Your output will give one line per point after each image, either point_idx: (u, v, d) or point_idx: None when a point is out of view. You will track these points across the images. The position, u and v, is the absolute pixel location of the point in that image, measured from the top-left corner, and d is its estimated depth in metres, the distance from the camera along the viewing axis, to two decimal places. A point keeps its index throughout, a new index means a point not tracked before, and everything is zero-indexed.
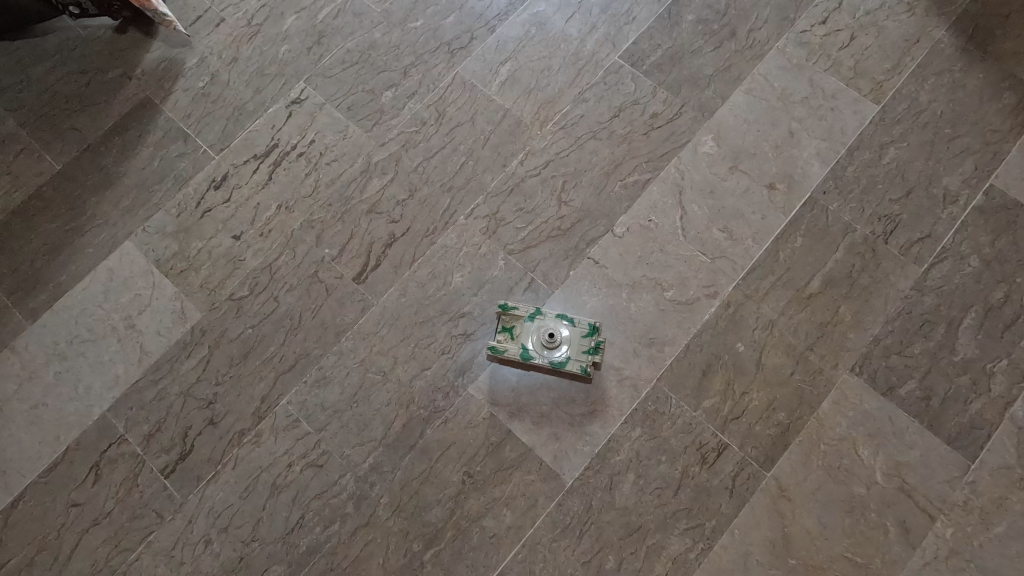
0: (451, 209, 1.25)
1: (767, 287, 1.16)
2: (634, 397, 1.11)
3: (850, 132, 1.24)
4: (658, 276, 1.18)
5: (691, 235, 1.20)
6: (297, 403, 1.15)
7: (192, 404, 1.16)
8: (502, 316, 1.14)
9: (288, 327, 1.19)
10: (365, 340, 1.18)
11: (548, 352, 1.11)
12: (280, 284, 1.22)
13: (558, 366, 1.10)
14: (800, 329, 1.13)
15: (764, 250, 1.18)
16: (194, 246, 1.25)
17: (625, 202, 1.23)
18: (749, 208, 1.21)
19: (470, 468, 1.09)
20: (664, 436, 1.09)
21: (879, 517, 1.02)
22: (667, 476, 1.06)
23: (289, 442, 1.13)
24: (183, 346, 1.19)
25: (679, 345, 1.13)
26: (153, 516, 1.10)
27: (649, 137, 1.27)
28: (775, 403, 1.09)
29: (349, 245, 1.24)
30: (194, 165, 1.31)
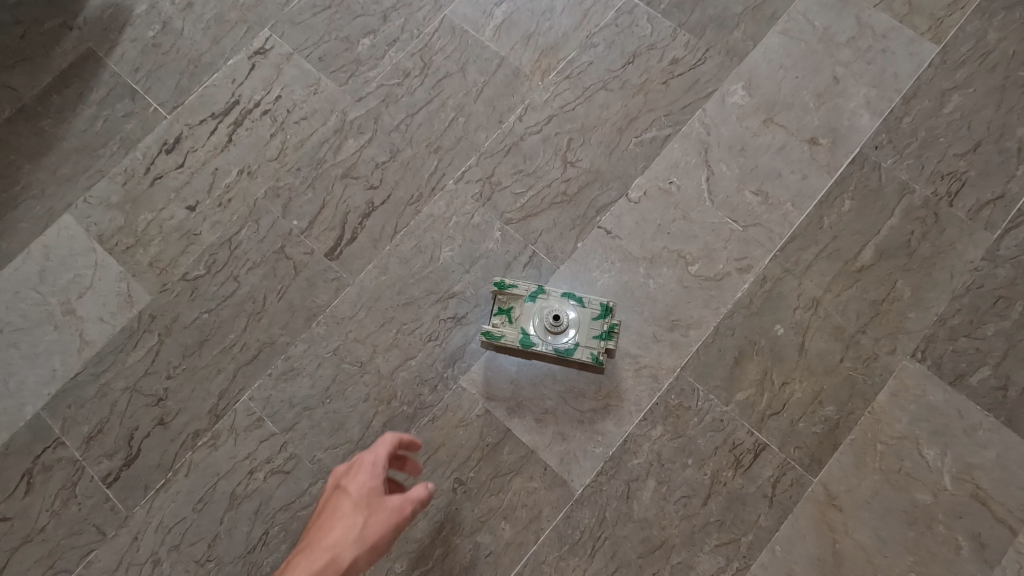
0: (439, 173, 1.08)
1: (809, 259, 0.98)
2: (653, 389, 0.94)
3: (906, 77, 1.06)
4: (681, 248, 1.00)
5: (719, 199, 1.02)
6: (261, 399, 0.99)
7: (139, 401, 1.00)
8: (498, 296, 0.97)
9: (250, 312, 1.03)
10: (339, 325, 1.01)
11: (552, 339, 0.94)
12: (241, 262, 1.05)
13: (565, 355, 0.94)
14: (849, 308, 0.96)
15: (805, 215, 1.00)
16: (143, 219, 1.09)
17: (641, 162, 1.05)
18: (786, 167, 1.03)
19: (462, 475, 0.93)
20: (690, 435, 0.92)
21: (949, 531, 0.86)
22: (694, 483, 0.90)
23: (251, 444, 0.97)
24: (129, 334, 1.03)
25: (706, 328, 0.96)
26: (94, 531, 0.94)
27: (669, 87, 1.09)
28: (822, 395, 0.92)
29: (321, 216, 1.07)
30: (143, 126, 1.14)
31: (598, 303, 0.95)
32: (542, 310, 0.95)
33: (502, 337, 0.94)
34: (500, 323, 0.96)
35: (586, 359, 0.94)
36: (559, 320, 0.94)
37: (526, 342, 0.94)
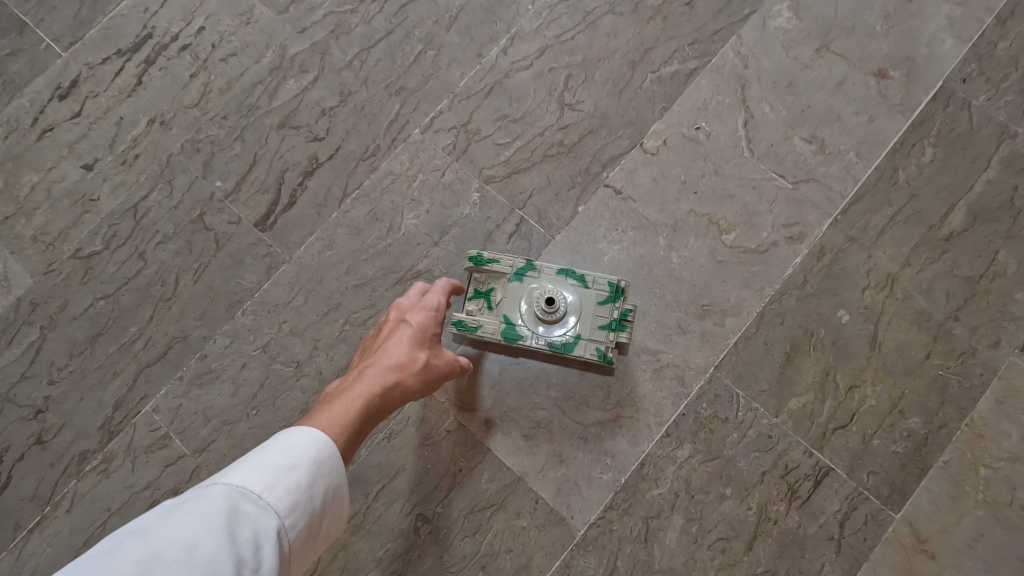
0: (402, 120, 0.85)
1: (881, 224, 0.75)
2: (679, 396, 0.71)
3: None
4: (712, 211, 0.78)
5: (761, 148, 0.79)
6: (168, 410, 0.76)
7: (13, 414, 0.77)
8: (473, 275, 0.73)
9: (158, 298, 0.80)
10: (271, 315, 0.78)
11: (545, 331, 0.71)
12: (148, 235, 0.82)
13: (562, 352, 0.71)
14: (935, 288, 0.73)
15: (873, 169, 0.77)
16: (27, 182, 0.86)
17: (660, 103, 0.82)
18: (847, 107, 0.80)
19: (427, 509, 0.71)
20: (728, 458, 0.69)
21: None
22: (734, 521, 0.68)
23: (155, 470, 0.74)
24: (4, 327, 0.80)
25: (747, 315, 0.73)
26: None
27: (694, 8, 0.85)
28: (902, 403, 0.70)
29: (251, 175, 0.84)
30: (29, 66, 0.90)
31: (605, 282, 0.72)
32: (531, 292, 0.72)
33: (478, 329, 0.72)
34: (476, 310, 0.73)
35: (590, 356, 0.71)
36: (553, 305, 0.71)
37: (510, 335, 0.72)
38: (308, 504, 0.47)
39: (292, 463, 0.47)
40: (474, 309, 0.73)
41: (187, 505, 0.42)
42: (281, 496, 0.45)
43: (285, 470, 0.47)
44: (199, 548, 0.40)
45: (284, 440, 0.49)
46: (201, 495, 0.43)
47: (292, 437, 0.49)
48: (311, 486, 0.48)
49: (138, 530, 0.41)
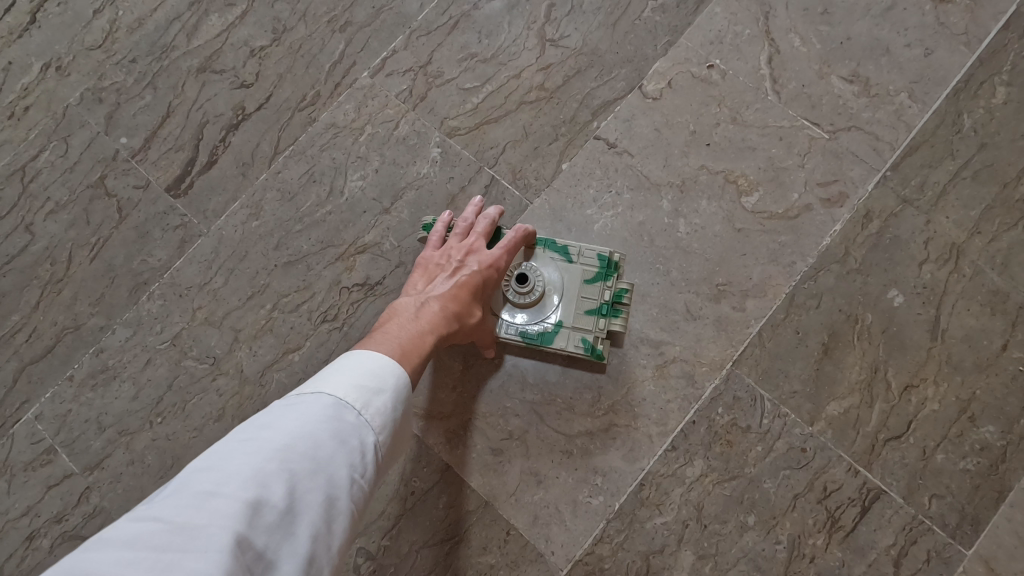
0: (347, 61, 0.69)
1: (942, 181, 0.60)
2: (688, 398, 0.57)
3: None
4: (729, 168, 0.62)
5: (790, 89, 0.64)
6: (53, 418, 0.61)
7: None
8: None
9: (46, 279, 0.65)
10: (184, 299, 0.64)
11: (519, 319, 0.57)
12: (36, 203, 0.67)
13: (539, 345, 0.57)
14: (1012, 261, 0.58)
15: (931, 113, 0.62)
16: None
17: (664, 36, 0.66)
18: (898, 37, 0.64)
19: (369, 542, 0.56)
20: (750, 477, 0.55)
21: None
22: (758, 557, 0.53)
23: (35, 492, 0.60)
24: None
25: (774, 297, 0.58)
26: None
27: None
28: (973, 407, 0.55)
29: (164, 129, 0.69)
30: None
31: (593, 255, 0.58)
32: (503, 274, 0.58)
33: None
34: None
35: (577, 349, 0.56)
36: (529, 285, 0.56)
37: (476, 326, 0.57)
38: (399, 424, 0.40)
39: (378, 387, 0.39)
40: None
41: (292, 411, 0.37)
42: (375, 416, 0.38)
43: (379, 388, 0.39)
44: (324, 450, 0.36)
45: (371, 363, 0.40)
46: (304, 398, 0.38)
47: (378, 356, 0.41)
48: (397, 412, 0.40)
49: (261, 423, 0.37)
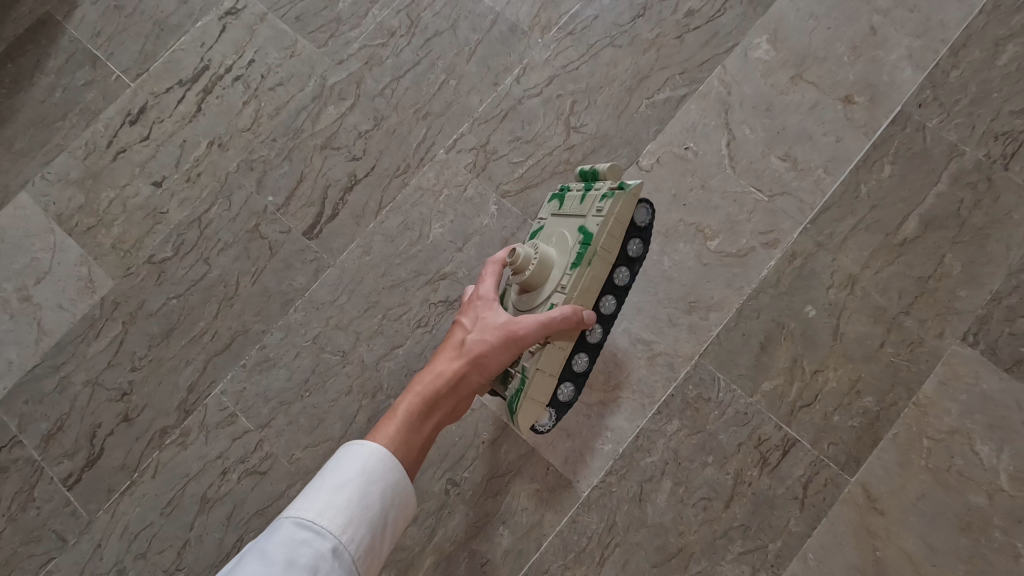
0: (428, 141, 0.97)
1: (845, 231, 0.87)
2: (669, 379, 0.84)
3: (954, 24, 0.93)
4: (699, 221, 0.89)
5: (742, 165, 0.91)
6: (233, 392, 0.89)
7: (101, 396, 0.91)
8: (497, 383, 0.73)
9: (221, 297, 0.93)
10: (320, 311, 0.92)
11: (563, 262, 0.71)
12: (211, 243, 0.96)
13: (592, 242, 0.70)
14: (891, 286, 0.84)
15: (839, 183, 0.89)
16: (105, 197, 0.99)
17: (654, 125, 0.94)
18: (818, 128, 0.91)
19: (455, 475, 0.84)
20: (710, 431, 0.82)
21: (1009, 538, 0.75)
22: (715, 484, 0.80)
23: (224, 443, 0.88)
24: (91, 323, 0.94)
25: (729, 311, 0.86)
26: (53, 539, 0.86)
27: (683, 43, 0.97)
28: (859, 384, 0.82)
29: (299, 190, 0.97)
30: (103, 96, 1.04)
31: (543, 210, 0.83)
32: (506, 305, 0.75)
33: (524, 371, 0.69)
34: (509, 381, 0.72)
35: (609, 206, 0.71)
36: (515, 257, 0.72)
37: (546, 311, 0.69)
38: (365, 515, 0.46)
39: (340, 484, 0.47)
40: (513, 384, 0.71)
41: (260, 539, 0.43)
42: (334, 517, 0.45)
43: (338, 488, 0.46)
44: None
45: (339, 458, 0.49)
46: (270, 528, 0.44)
47: (348, 454, 0.49)
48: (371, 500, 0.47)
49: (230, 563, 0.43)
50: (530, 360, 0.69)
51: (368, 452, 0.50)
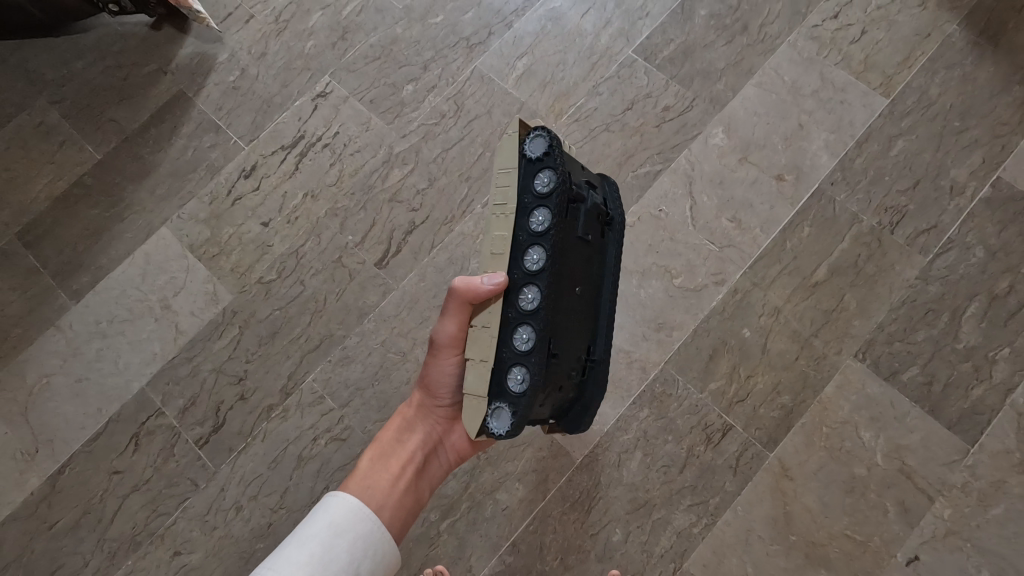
0: (469, 198, 1.31)
1: (773, 275, 1.19)
2: (642, 378, 1.15)
3: (860, 124, 1.26)
4: (667, 264, 1.22)
5: (700, 224, 1.24)
6: (322, 380, 1.21)
7: (223, 380, 1.23)
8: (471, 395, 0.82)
9: (313, 310, 1.26)
10: (387, 322, 1.24)
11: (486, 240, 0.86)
12: (306, 269, 1.28)
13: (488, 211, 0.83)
14: (804, 316, 1.17)
15: (771, 239, 1.21)
16: (226, 232, 1.33)
17: (636, 192, 1.27)
18: (757, 198, 1.24)
19: None
20: (670, 417, 1.13)
21: (880, 497, 1.07)
22: (673, 455, 1.11)
23: (314, 417, 1.19)
24: (215, 326, 1.26)
25: (687, 330, 1.17)
26: (187, 483, 1.18)
27: (661, 130, 1.30)
28: (779, 386, 1.13)
29: (372, 232, 1.30)
30: (224, 155, 1.38)
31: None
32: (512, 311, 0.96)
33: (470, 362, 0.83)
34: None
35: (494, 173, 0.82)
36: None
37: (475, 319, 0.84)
38: (328, 553, 0.74)
39: (314, 533, 0.76)
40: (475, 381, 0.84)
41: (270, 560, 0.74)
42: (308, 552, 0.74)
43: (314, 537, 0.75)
44: None
45: (323, 517, 0.78)
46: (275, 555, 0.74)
47: (326, 512, 0.79)
48: (336, 542, 0.76)
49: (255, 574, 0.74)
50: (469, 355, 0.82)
51: (330, 501, 0.81)
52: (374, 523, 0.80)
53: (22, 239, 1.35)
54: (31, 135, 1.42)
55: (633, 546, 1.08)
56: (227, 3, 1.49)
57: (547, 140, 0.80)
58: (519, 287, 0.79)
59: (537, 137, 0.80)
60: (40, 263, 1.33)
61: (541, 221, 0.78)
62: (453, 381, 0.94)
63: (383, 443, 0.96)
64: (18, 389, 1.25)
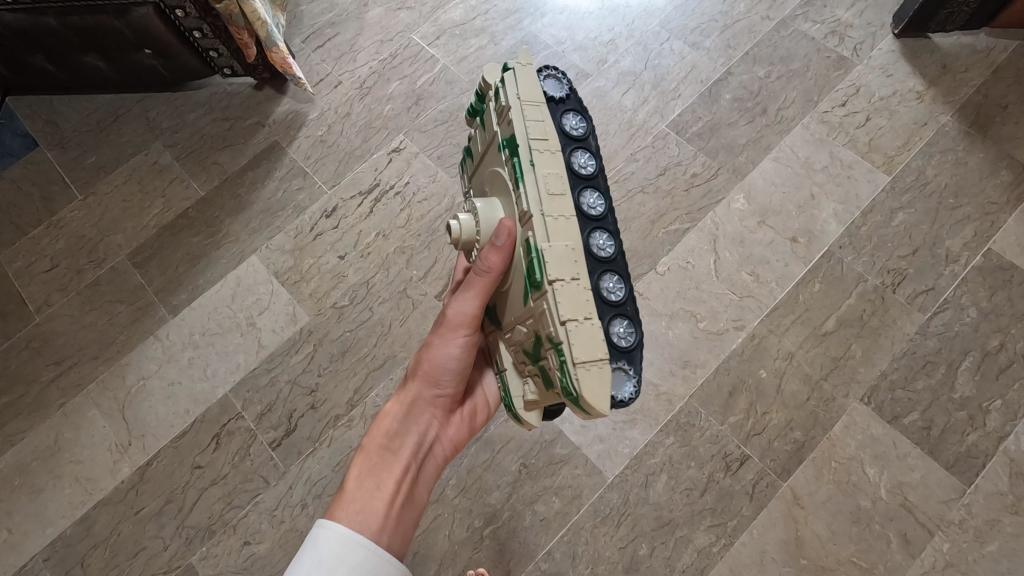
0: None
1: (788, 323, 1.35)
2: (669, 409, 1.30)
3: (864, 196, 1.45)
4: (693, 309, 1.38)
5: (723, 275, 1.41)
6: (384, 396, 1.38)
7: (297, 390, 1.40)
8: (575, 367, 0.72)
9: (379, 333, 1.43)
10: None
11: (511, 184, 0.79)
12: (375, 298, 1.47)
13: (524, 146, 0.77)
14: (815, 361, 1.32)
15: (786, 292, 1.38)
16: (307, 262, 1.53)
17: (667, 245, 1.44)
18: (773, 256, 1.41)
19: (526, 460, 1.28)
20: (694, 444, 1.27)
21: (883, 529, 1.18)
22: (695, 479, 1.24)
23: None
24: (293, 343, 1.45)
25: (710, 368, 1.33)
26: (260, 480, 1.33)
27: (689, 193, 1.49)
28: (792, 423, 1.27)
29: (434, 268, 1.49)
30: (310, 197, 1.60)
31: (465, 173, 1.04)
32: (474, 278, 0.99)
33: (552, 341, 0.74)
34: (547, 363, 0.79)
35: (506, 112, 0.81)
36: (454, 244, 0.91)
37: (534, 283, 0.75)
38: None
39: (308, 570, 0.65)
40: (551, 358, 0.75)
41: None
42: None
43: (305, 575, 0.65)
44: None
45: (312, 551, 0.67)
46: None
47: (320, 544, 0.68)
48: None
49: None
50: (575, 316, 0.72)
51: (312, 537, 0.70)
52: (369, 550, 0.69)
53: (132, 259, 1.56)
54: (146, 172, 1.66)
55: (657, 560, 1.20)
56: (319, 69, 1.74)
57: (563, 82, 0.86)
58: (592, 233, 0.80)
59: (549, 76, 0.86)
60: (145, 281, 1.54)
61: (589, 160, 0.82)
62: (447, 362, 0.93)
63: (371, 444, 0.88)
64: (118, 389, 1.44)
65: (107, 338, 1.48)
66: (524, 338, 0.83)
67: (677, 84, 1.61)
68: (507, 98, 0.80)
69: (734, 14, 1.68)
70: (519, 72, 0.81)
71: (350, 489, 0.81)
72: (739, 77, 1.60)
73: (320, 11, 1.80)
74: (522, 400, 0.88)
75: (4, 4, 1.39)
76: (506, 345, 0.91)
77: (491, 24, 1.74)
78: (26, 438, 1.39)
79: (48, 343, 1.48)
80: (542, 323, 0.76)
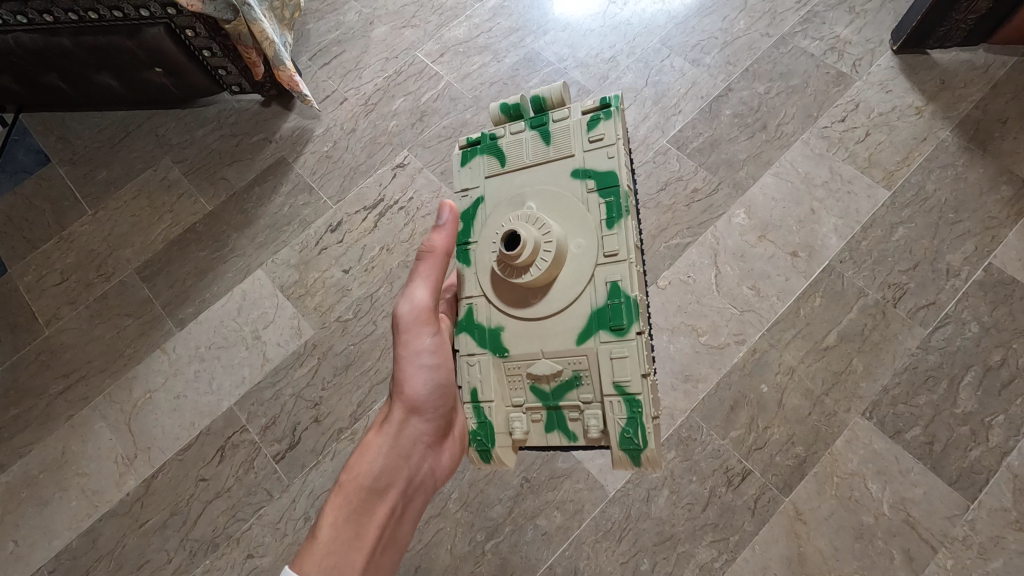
0: None
1: (789, 337, 1.36)
2: (670, 423, 1.30)
3: (864, 212, 1.46)
4: (694, 323, 1.39)
5: (724, 290, 1.41)
6: None
7: (301, 404, 1.41)
8: (650, 416, 0.82)
9: (382, 347, 1.45)
10: None
11: (606, 216, 0.88)
12: (378, 312, 1.49)
13: (625, 188, 0.88)
14: (816, 376, 1.32)
15: (787, 306, 1.38)
16: (312, 276, 1.55)
17: (668, 260, 1.45)
18: (774, 270, 1.42)
19: (528, 474, 1.28)
20: (695, 459, 1.27)
21: (886, 545, 1.18)
22: (697, 494, 1.24)
23: None
24: (298, 356, 1.46)
25: (711, 382, 1.33)
26: (264, 493, 1.34)
27: (690, 208, 1.50)
28: (794, 437, 1.27)
29: None
30: (315, 212, 1.62)
31: (472, 164, 1.00)
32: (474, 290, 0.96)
33: (622, 391, 0.84)
34: (575, 411, 0.88)
35: (603, 148, 0.91)
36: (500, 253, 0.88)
37: (612, 329, 0.84)
38: None
39: None
40: (613, 405, 0.84)
41: None
42: None
43: None
44: None
45: None
46: None
47: None
48: None
49: None
50: (650, 371, 0.84)
51: None
52: None
53: (140, 273, 1.59)
54: (154, 187, 1.69)
55: None
56: (325, 86, 1.77)
57: None
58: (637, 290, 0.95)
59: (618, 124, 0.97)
60: (153, 295, 1.56)
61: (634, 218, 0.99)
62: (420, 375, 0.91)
63: (351, 485, 0.84)
64: (125, 402, 1.45)
65: (114, 352, 1.50)
66: (548, 377, 0.89)
67: (678, 100, 1.63)
68: (611, 135, 0.91)
69: (733, 31, 1.70)
70: (620, 115, 0.93)
71: (324, 541, 0.78)
72: (739, 94, 1.62)
73: (326, 29, 1.84)
74: (510, 438, 0.90)
75: (21, 24, 1.44)
76: (499, 378, 0.92)
77: (494, 42, 1.77)
78: (34, 451, 1.41)
79: (56, 356, 1.50)
80: (609, 368, 0.84)
